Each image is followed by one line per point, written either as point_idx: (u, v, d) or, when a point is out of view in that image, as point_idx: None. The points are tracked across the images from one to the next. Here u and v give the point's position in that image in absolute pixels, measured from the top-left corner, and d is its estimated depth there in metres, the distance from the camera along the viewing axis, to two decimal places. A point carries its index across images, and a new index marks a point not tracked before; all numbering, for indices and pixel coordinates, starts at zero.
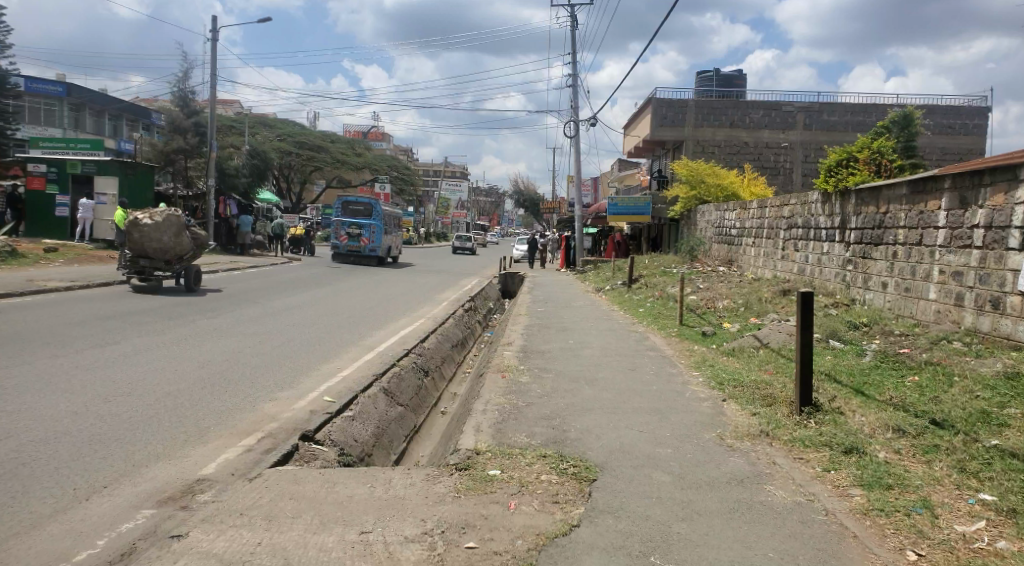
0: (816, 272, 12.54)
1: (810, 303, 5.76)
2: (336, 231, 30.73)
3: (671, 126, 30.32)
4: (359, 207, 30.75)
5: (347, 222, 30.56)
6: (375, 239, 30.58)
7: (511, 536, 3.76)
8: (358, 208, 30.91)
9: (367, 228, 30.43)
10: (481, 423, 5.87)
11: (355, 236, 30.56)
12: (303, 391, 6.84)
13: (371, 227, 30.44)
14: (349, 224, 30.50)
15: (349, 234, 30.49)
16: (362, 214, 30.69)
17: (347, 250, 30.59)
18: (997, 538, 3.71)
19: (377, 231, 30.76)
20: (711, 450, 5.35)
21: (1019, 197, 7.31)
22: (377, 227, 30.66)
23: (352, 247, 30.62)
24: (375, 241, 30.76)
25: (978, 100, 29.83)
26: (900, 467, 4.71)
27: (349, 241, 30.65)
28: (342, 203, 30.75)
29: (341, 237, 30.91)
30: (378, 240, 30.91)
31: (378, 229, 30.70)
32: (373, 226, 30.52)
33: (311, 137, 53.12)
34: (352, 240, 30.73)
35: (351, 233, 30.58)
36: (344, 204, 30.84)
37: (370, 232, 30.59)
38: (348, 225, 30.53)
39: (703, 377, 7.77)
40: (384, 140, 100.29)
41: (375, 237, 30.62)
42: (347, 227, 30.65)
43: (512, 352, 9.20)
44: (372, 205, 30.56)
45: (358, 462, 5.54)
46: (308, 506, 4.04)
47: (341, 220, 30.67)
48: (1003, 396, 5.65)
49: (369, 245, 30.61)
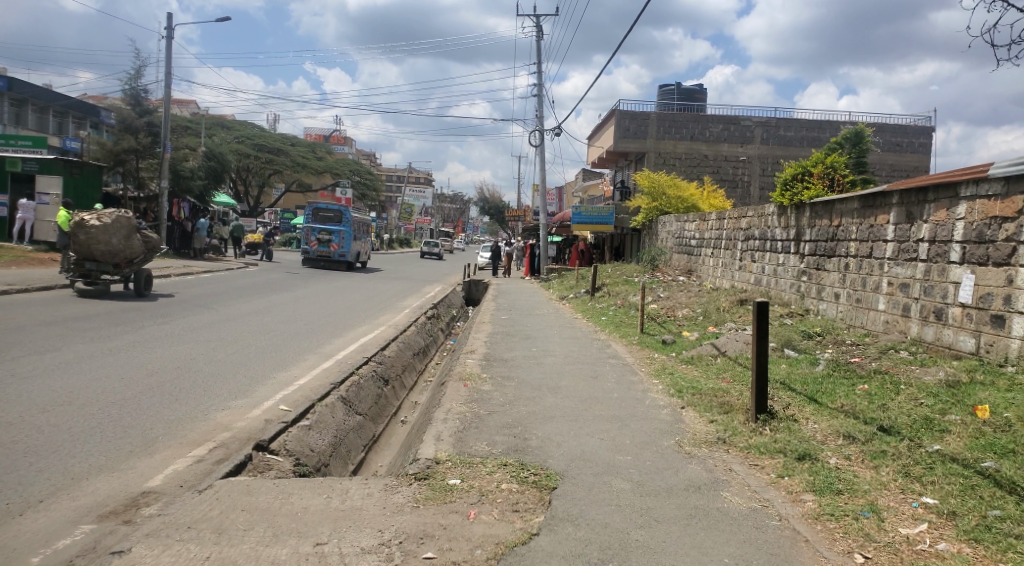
0: (772, 283, 12.83)
1: (765, 314, 5.90)
2: (307, 237, 30.39)
3: (634, 138, 30.78)
4: (329, 214, 30.82)
5: (317, 228, 30.23)
6: (345, 245, 30.30)
7: (470, 545, 3.77)
8: (328, 215, 31.01)
9: (338, 234, 30.15)
10: (441, 432, 5.87)
11: (326, 242, 30.20)
12: (257, 400, 6.74)
13: (341, 233, 30.17)
14: (319, 230, 30.20)
15: (319, 241, 30.12)
16: (332, 220, 30.72)
17: (317, 256, 30.20)
18: (939, 540, 3.85)
19: (347, 237, 30.52)
20: (669, 457, 5.44)
21: (961, 213, 7.61)
22: (347, 234, 30.42)
23: (323, 253, 30.24)
24: (345, 247, 30.45)
25: (925, 119, 30.95)
26: (849, 473, 4.85)
27: (318, 247, 30.29)
28: (313, 210, 30.86)
29: (311, 243, 30.52)
30: (347, 246, 30.68)
31: (348, 235, 30.49)
32: (344, 232, 30.29)
33: (271, 141, 52.31)
34: (322, 246, 30.37)
35: (321, 239, 30.24)
36: (315, 211, 30.90)
37: (340, 239, 30.32)
38: (318, 231, 30.21)
39: (663, 385, 7.89)
40: (347, 144, 99.35)
41: (345, 243, 30.33)
42: (318, 233, 30.29)
43: (475, 361, 9.21)
44: (342, 212, 30.65)
45: (315, 472, 5.47)
46: (262, 518, 3.99)
47: (312, 226, 30.36)
48: (945, 403, 5.87)
49: (339, 251, 30.30)
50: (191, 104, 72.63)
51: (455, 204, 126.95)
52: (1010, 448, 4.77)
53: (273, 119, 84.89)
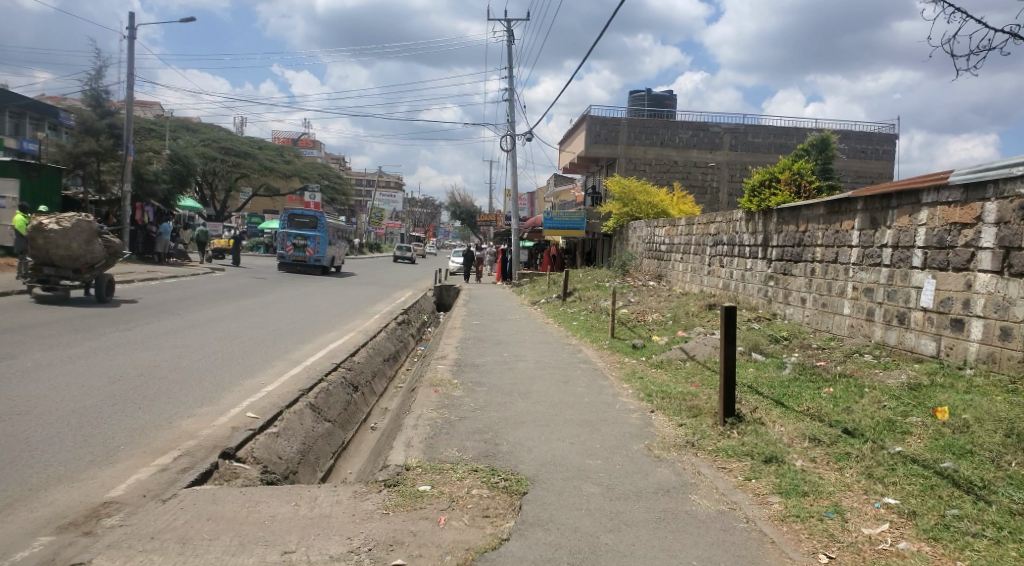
0: (740, 288, 13.01)
1: (732, 319, 5.98)
2: (282, 242, 30.05)
3: (605, 143, 31.03)
4: (305, 219, 30.57)
5: (293, 233, 29.94)
6: (320, 250, 30.05)
7: (440, 551, 3.76)
8: (304, 221, 30.76)
9: (313, 238, 29.89)
10: (411, 438, 5.84)
11: (301, 246, 29.87)
12: (223, 408, 6.63)
13: (316, 238, 29.94)
14: (295, 235, 29.90)
15: (295, 245, 29.78)
16: (307, 225, 30.43)
17: (293, 260, 29.87)
18: (899, 539, 3.94)
19: (322, 242, 30.26)
20: (639, 460, 5.48)
21: (923, 219, 7.80)
22: (322, 239, 30.21)
23: (298, 257, 29.90)
24: (320, 252, 30.22)
25: (889, 127, 31.69)
26: (815, 474, 4.94)
27: (294, 252, 29.95)
28: (288, 216, 30.67)
29: (286, 248, 30.18)
30: (322, 251, 30.42)
31: (324, 240, 30.25)
32: (319, 237, 30.04)
33: (239, 143, 51.59)
34: (298, 250, 30.05)
35: (296, 244, 29.91)
36: (290, 217, 30.69)
37: (316, 243, 30.07)
38: (294, 236, 29.88)
39: (633, 389, 7.95)
40: (316, 148, 98.41)
41: (321, 248, 30.07)
42: (293, 239, 29.99)
43: (446, 366, 9.18)
44: (317, 217, 30.49)
45: (283, 479, 5.40)
46: (228, 527, 3.93)
47: (287, 231, 30.11)
48: (906, 405, 6.02)
49: (314, 255, 29.99)
50: (155, 106, 71.24)
51: (426, 209, 126.57)
52: (967, 449, 4.91)
53: (240, 122, 83.57)
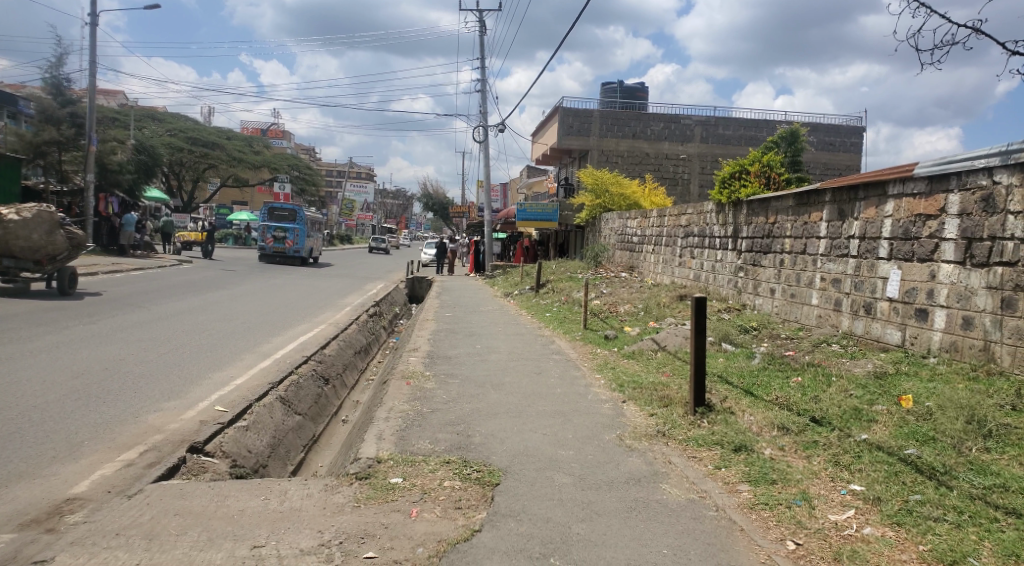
0: (710, 279, 13.14)
1: (703, 310, 6.03)
2: (262, 235, 30.01)
3: (577, 136, 31.11)
4: (283, 213, 30.25)
5: (273, 225, 29.87)
6: (299, 242, 30.06)
7: (412, 544, 3.74)
8: (282, 213, 30.45)
9: (293, 231, 29.88)
10: (383, 431, 5.80)
11: (281, 238, 29.85)
12: (191, 402, 6.52)
13: (296, 230, 29.92)
14: (275, 227, 29.86)
15: (275, 237, 29.76)
16: (286, 219, 30.24)
17: (273, 252, 29.88)
18: (864, 525, 4.02)
19: (302, 234, 30.21)
20: (611, 450, 5.52)
21: (889, 211, 7.94)
22: (302, 231, 30.23)
23: (278, 250, 29.96)
24: (300, 244, 30.22)
25: (856, 120, 32.20)
26: (783, 463, 5.02)
27: (274, 243, 29.88)
28: (267, 208, 30.32)
29: (266, 241, 30.09)
30: (302, 242, 30.35)
31: (303, 232, 30.24)
32: (298, 229, 30.00)
33: (206, 134, 50.60)
34: (278, 242, 30.01)
35: (276, 236, 29.89)
36: (268, 210, 30.36)
37: (295, 235, 30.03)
38: (274, 227, 29.85)
39: (605, 379, 8.00)
40: (286, 138, 96.89)
41: (300, 240, 30.08)
42: (273, 231, 29.95)
43: (418, 358, 9.14)
44: (297, 210, 30.29)
45: (252, 474, 5.31)
46: (196, 522, 3.87)
47: (266, 224, 30.03)
48: (872, 394, 6.13)
49: (294, 247, 30.04)
50: (118, 95, 69.47)
51: (398, 201, 125.66)
52: (930, 435, 5.03)
53: (207, 111, 81.80)
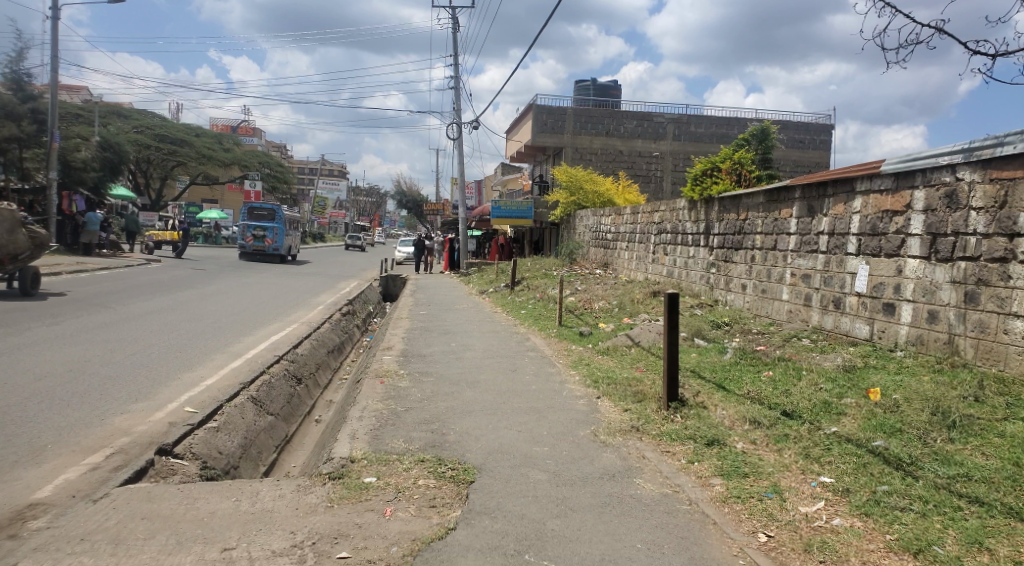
0: (683, 275, 13.26)
1: (676, 306, 6.07)
2: (242, 234, 29.87)
3: (551, 133, 31.17)
4: (262, 212, 30.27)
5: (252, 224, 29.78)
6: (279, 241, 29.95)
7: (387, 543, 3.72)
8: (262, 213, 30.65)
9: (272, 230, 29.74)
10: (357, 430, 5.76)
11: (261, 237, 29.74)
12: (159, 403, 6.41)
13: (275, 229, 29.82)
14: (254, 226, 29.73)
15: (254, 237, 29.62)
16: (265, 218, 30.27)
17: (252, 250, 29.72)
18: (834, 516, 4.09)
19: (281, 233, 30.11)
20: (585, 446, 5.54)
21: (857, 207, 8.06)
22: (281, 230, 30.12)
23: (258, 248, 29.83)
24: (279, 243, 30.10)
25: (825, 117, 32.70)
26: (754, 456, 5.08)
27: (254, 242, 29.77)
28: (247, 208, 30.49)
29: (246, 240, 29.96)
30: (281, 241, 30.25)
31: (282, 231, 30.13)
32: (277, 228, 29.91)
33: (173, 130, 49.74)
34: (257, 241, 29.87)
35: (255, 235, 29.73)
36: (249, 211, 30.64)
37: (274, 234, 29.92)
38: (253, 227, 29.72)
39: (580, 376, 8.03)
40: (256, 135, 95.56)
41: (279, 239, 29.93)
42: (252, 230, 29.83)
43: (392, 357, 9.08)
44: (275, 210, 30.21)
45: (223, 475, 5.21)
46: (164, 526, 3.80)
47: (246, 223, 29.95)
48: (842, 387, 6.23)
49: (273, 246, 29.89)
50: (82, 91, 67.90)
51: (371, 198, 124.92)
52: (897, 427, 5.11)
53: (175, 108, 80.18)
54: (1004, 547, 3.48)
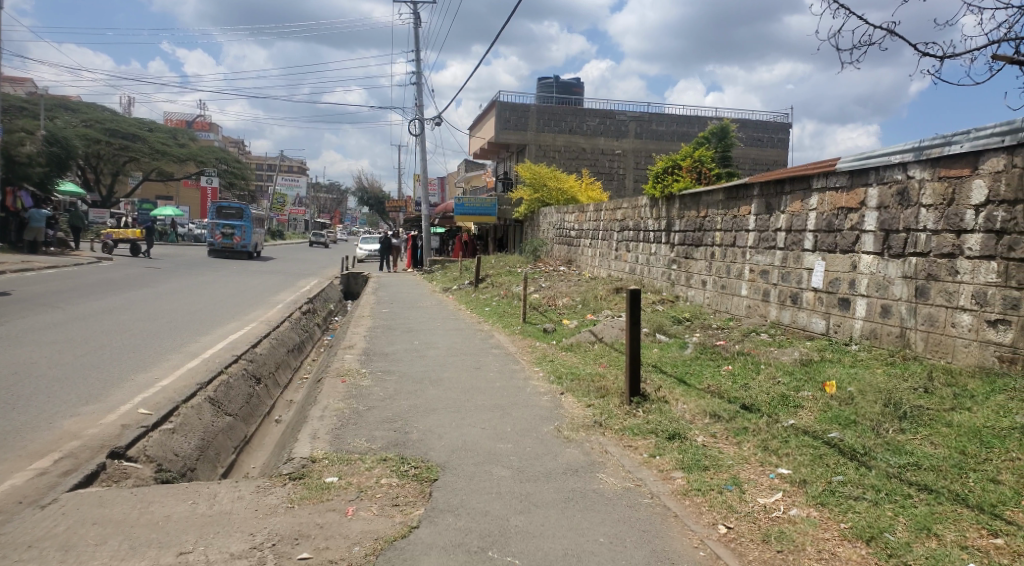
0: (645, 272, 13.39)
1: (638, 302, 6.11)
2: (210, 232, 29.43)
3: (514, 130, 31.21)
4: (230, 211, 30.00)
5: (220, 223, 29.39)
6: (247, 238, 29.62)
7: (349, 543, 3.68)
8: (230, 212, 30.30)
9: (240, 228, 29.42)
10: (318, 430, 5.69)
11: (229, 235, 29.38)
12: (112, 404, 6.24)
13: (244, 227, 29.51)
14: (222, 224, 29.34)
15: (223, 235, 29.22)
16: (233, 217, 29.95)
17: (222, 248, 29.31)
18: (791, 506, 4.17)
19: (249, 230, 29.83)
20: (548, 442, 5.55)
21: (813, 204, 8.24)
22: (249, 228, 29.82)
23: (226, 247, 29.44)
24: (247, 240, 29.78)
25: (783, 116, 33.30)
26: (714, 449, 5.15)
27: (222, 240, 29.37)
28: (215, 207, 30.16)
29: (214, 237, 29.52)
30: (249, 238, 29.97)
31: (250, 228, 29.84)
32: (246, 226, 29.58)
33: (124, 126, 48.32)
34: (226, 239, 29.49)
35: (223, 233, 29.34)
36: (217, 209, 30.27)
37: (242, 232, 29.61)
38: (221, 225, 29.33)
39: (544, 372, 8.07)
40: (212, 130, 93.49)
41: (248, 236, 29.62)
42: (221, 228, 29.42)
43: (354, 356, 8.97)
44: (244, 209, 29.96)
45: (180, 477, 5.09)
46: (117, 530, 3.71)
47: (214, 221, 29.53)
48: (798, 380, 6.37)
49: (242, 244, 29.58)
50: (26, 84, 65.51)
51: (332, 196, 123.45)
52: (851, 419, 5.24)
53: (127, 101, 77.74)
54: (950, 532, 3.61)
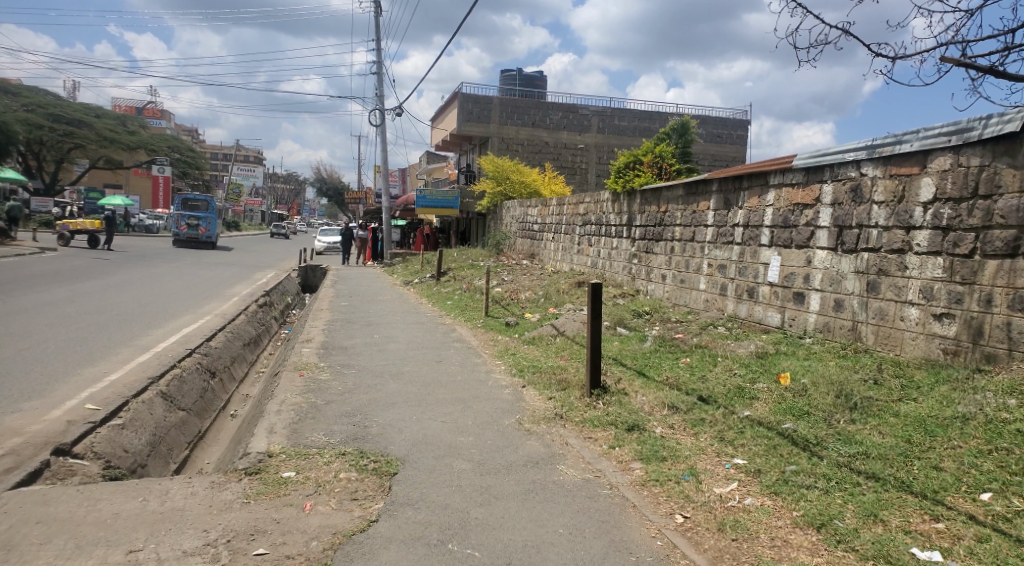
0: (607, 266, 13.49)
1: (599, 295, 6.16)
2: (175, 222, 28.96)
3: (477, 122, 31.10)
4: (196, 204, 29.76)
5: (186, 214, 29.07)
6: (213, 229, 29.32)
7: (305, 538, 3.63)
8: (195, 205, 30.03)
9: (206, 218, 29.15)
10: (274, 424, 5.59)
11: (195, 226, 28.96)
12: (57, 400, 6.04)
13: (209, 218, 29.24)
14: (188, 216, 28.98)
15: (188, 226, 28.83)
16: (198, 209, 29.68)
17: (187, 239, 28.91)
18: (746, 496, 4.25)
19: (215, 222, 29.59)
20: (510, 435, 5.57)
21: (769, 200, 8.40)
22: (215, 219, 29.57)
23: (192, 237, 28.97)
24: (212, 231, 29.49)
25: (742, 113, 33.85)
26: (672, 440, 5.23)
27: (188, 231, 28.89)
28: (180, 199, 29.73)
29: (180, 228, 29.07)
30: (214, 230, 29.68)
31: (216, 219, 29.58)
32: (211, 218, 29.34)
33: (69, 111, 46.65)
34: (191, 230, 29.05)
35: (189, 224, 28.94)
36: (182, 202, 29.88)
37: (208, 223, 29.32)
38: (187, 216, 28.96)
39: (505, 365, 8.08)
40: (163, 117, 90.95)
41: (214, 227, 29.36)
42: (186, 219, 29.02)
43: (312, 350, 8.85)
44: (209, 202, 29.84)
45: (130, 474, 4.95)
46: (62, 529, 3.60)
47: (180, 213, 29.16)
48: (753, 372, 6.51)
49: (208, 234, 29.18)
50: None
51: (290, 187, 121.33)
52: (804, 410, 5.38)
53: (71, 86, 74.60)
54: (895, 518, 3.73)
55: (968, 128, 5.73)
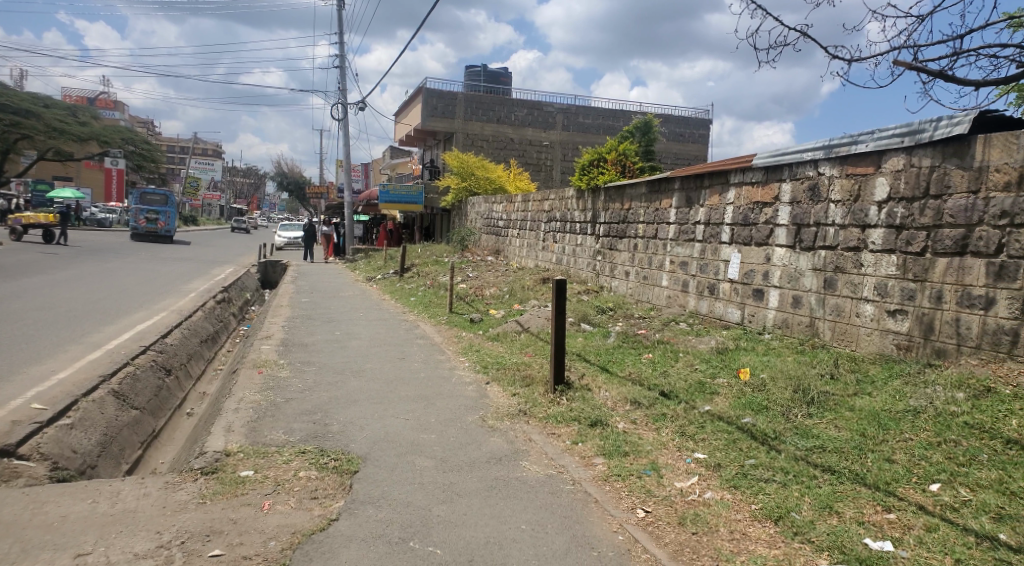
0: (571, 263, 13.54)
1: (563, 291, 6.17)
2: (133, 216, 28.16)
3: (441, 118, 30.92)
4: (154, 197, 28.98)
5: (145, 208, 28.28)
6: (172, 223, 28.64)
7: (263, 538, 3.56)
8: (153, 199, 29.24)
9: (165, 212, 28.46)
10: (232, 423, 5.47)
11: (154, 220, 28.22)
12: (1, 400, 5.81)
13: (169, 212, 28.55)
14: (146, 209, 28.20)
15: (148, 219, 28.07)
16: (156, 203, 28.89)
17: (145, 233, 28.15)
18: (706, 490, 4.31)
19: (174, 216, 28.90)
20: (473, 432, 5.54)
21: (730, 198, 8.52)
22: (174, 213, 28.89)
23: (150, 231, 28.22)
24: (172, 226, 28.79)
25: (704, 113, 34.31)
26: (635, 435, 5.27)
27: (146, 225, 28.12)
28: (137, 192, 28.90)
29: (138, 222, 28.29)
30: (173, 224, 28.98)
31: (175, 213, 28.91)
32: (170, 211, 28.66)
33: (16, 100, 45.01)
34: (149, 224, 28.29)
35: (147, 218, 28.18)
36: (140, 195, 29.04)
37: (167, 217, 28.61)
38: (145, 210, 28.18)
39: (470, 362, 8.05)
40: (117, 108, 88.41)
41: (173, 221, 28.66)
42: (144, 212, 28.22)
43: (272, 347, 8.69)
44: (168, 195, 29.09)
45: (79, 476, 4.80)
46: (6, 533, 3.47)
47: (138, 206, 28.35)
48: (714, 367, 6.59)
49: (167, 229, 28.48)
50: None
51: (250, 181, 119.06)
52: (763, 404, 5.46)
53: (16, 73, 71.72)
54: (849, 509, 3.81)
55: (920, 129, 5.90)
